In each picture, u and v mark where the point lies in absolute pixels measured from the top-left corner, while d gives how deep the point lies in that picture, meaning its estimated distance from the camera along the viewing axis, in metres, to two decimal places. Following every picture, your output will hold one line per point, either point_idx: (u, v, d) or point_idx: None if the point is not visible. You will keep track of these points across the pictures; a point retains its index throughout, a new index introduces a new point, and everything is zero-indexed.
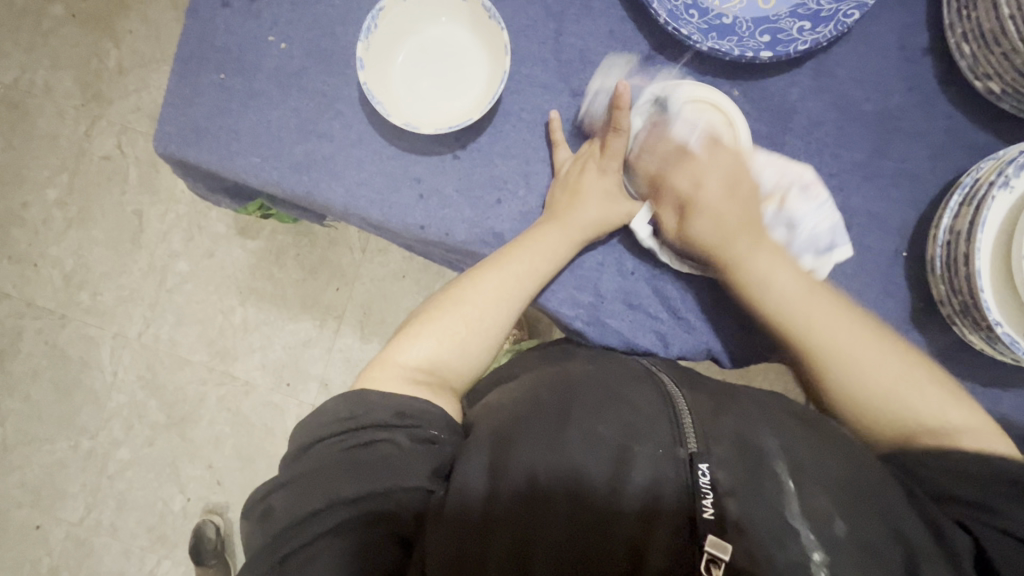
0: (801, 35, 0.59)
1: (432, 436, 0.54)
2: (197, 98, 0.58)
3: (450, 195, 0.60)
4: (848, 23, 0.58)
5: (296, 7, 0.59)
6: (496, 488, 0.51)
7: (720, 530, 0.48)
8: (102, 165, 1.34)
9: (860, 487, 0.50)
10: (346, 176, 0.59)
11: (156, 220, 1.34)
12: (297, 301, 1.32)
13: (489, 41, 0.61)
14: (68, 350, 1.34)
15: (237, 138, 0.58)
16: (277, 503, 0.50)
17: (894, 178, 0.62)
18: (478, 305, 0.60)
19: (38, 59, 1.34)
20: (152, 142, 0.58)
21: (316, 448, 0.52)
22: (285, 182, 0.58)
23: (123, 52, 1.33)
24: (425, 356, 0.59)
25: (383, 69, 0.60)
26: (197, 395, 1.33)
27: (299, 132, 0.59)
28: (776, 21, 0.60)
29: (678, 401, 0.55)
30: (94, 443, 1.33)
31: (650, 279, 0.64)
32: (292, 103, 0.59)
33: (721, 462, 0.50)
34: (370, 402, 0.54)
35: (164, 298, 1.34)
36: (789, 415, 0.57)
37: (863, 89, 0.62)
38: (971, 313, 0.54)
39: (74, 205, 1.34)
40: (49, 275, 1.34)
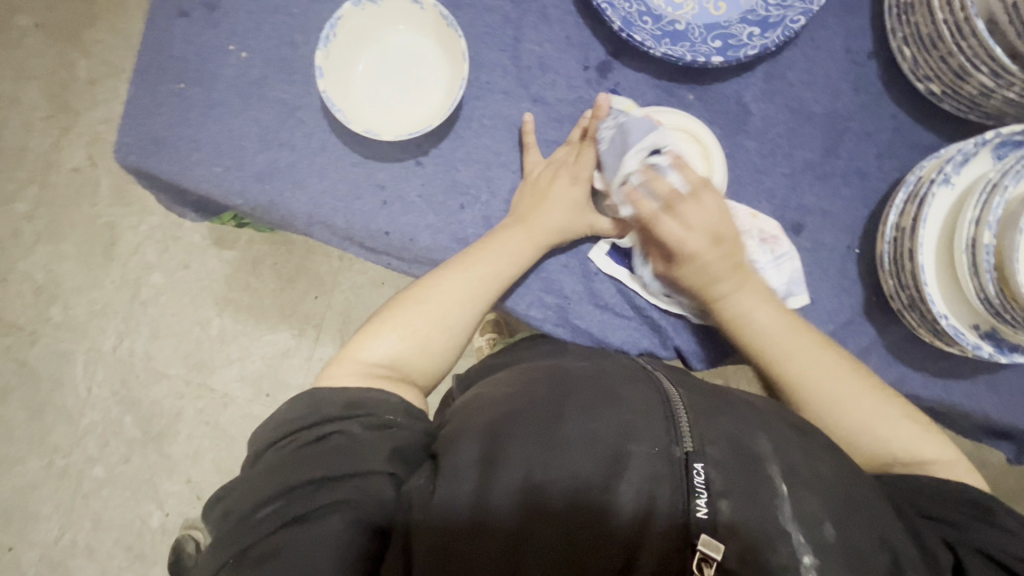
0: (750, 40, 0.60)
1: (387, 420, 0.54)
2: (157, 109, 0.58)
3: (414, 202, 0.61)
4: (795, 28, 0.60)
5: (255, 17, 0.59)
6: (487, 490, 0.50)
7: (711, 529, 0.48)
8: (72, 177, 1.32)
9: (843, 492, 0.50)
10: (309, 185, 0.59)
11: (128, 232, 1.32)
12: (275, 311, 1.31)
13: (448, 48, 0.62)
14: (39, 367, 1.31)
15: (198, 149, 0.58)
16: (236, 494, 0.50)
17: (845, 177, 0.63)
18: (441, 305, 0.61)
19: (3, 71, 1.32)
20: (112, 153, 0.57)
21: (273, 449, 0.53)
22: (249, 192, 0.58)
23: (92, 62, 1.31)
24: (388, 353, 0.60)
25: (343, 77, 0.61)
26: (174, 408, 1.31)
27: (261, 141, 0.59)
28: (727, 27, 0.62)
29: (675, 401, 0.55)
30: (68, 461, 1.30)
31: (614, 280, 0.65)
32: (253, 112, 0.59)
33: (715, 463, 0.50)
34: (322, 399, 0.55)
35: (138, 311, 1.32)
36: (782, 420, 0.57)
37: (813, 92, 0.63)
38: (919, 307, 0.56)
39: (44, 219, 1.32)
40: (19, 290, 1.31)
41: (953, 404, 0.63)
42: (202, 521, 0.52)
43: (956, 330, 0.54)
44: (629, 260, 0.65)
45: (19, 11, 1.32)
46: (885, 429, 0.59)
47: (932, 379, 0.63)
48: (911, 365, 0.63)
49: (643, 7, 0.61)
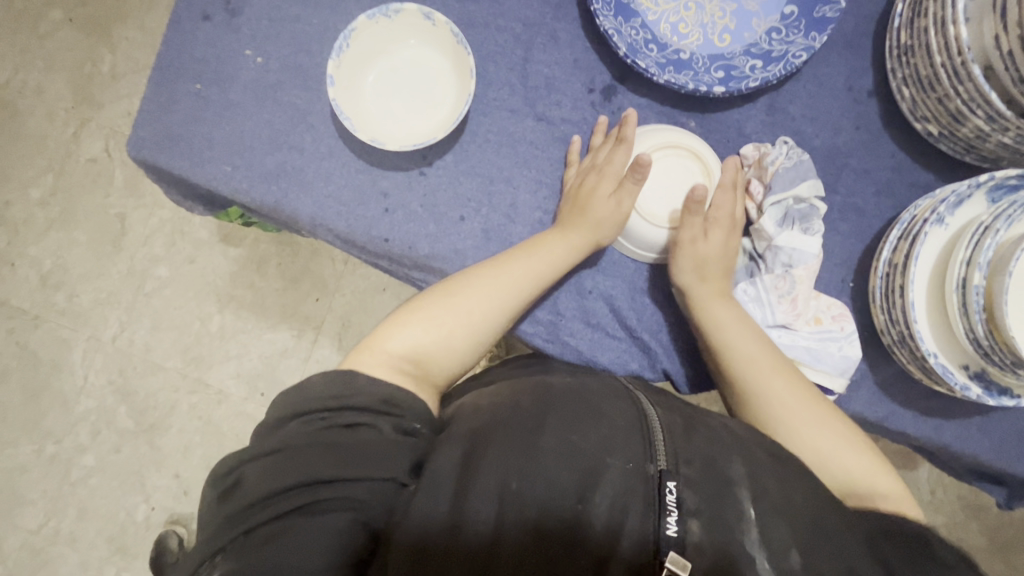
0: (752, 72, 0.61)
1: (411, 427, 0.55)
2: (174, 106, 0.59)
3: (416, 211, 0.62)
4: (796, 63, 0.60)
5: (274, 24, 0.61)
6: (466, 498, 0.50)
7: (679, 545, 0.48)
8: (89, 167, 1.34)
9: (815, 522, 0.50)
10: (315, 188, 0.60)
11: (138, 224, 1.34)
12: (276, 311, 1.32)
13: (458, 64, 0.63)
14: (39, 351, 1.32)
15: (210, 146, 0.59)
16: (248, 473, 0.50)
17: (841, 212, 0.64)
18: (472, 304, 0.60)
19: (31, 61, 1.36)
20: (126, 146, 0.59)
21: (293, 422, 0.53)
22: (255, 191, 0.60)
23: (117, 58, 1.35)
24: (416, 346, 0.59)
25: (354, 86, 0.62)
26: (168, 401, 1.31)
27: (271, 142, 0.60)
28: (730, 58, 0.63)
29: (653, 420, 0.55)
30: (59, 447, 1.31)
31: (608, 299, 0.66)
32: (266, 114, 0.60)
33: (688, 483, 0.51)
34: (357, 386, 0.54)
35: (141, 302, 1.33)
36: (765, 451, 0.55)
37: (814, 126, 0.64)
38: (908, 344, 0.56)
39: (57, 206, 1.34)
40: (26, 274, 1.33)
41: (943, 444, 0.62)
42: (206, 490, 0.53)
43: (944, 369, 0.54)
44: (623, 279, 0.66)
45: (52, 5, 1.36)
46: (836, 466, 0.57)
47: (921, 419, 0.62)
48: (900, 403, 0.62)
49: (649, 35, 0.63)
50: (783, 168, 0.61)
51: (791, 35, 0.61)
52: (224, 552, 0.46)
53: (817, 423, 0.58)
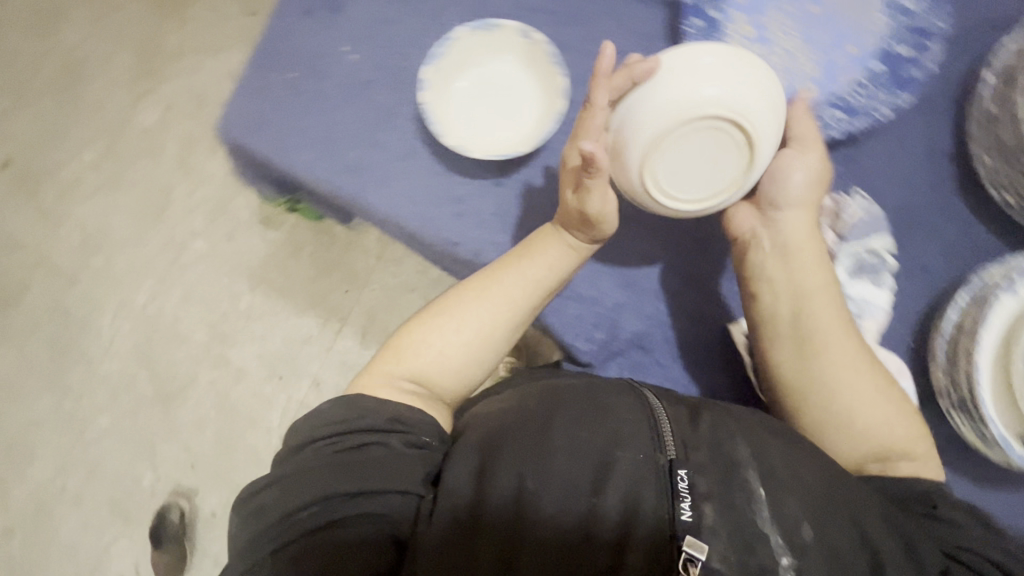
0: (835, 123, 0.63)
1: (421, 441, 0.55)
2: (267, 90, 0.61)
3: (488, 218, 0.64)
4: (880, 117, 0.62)
5: (372, 25, 0.63)
6: (484, 490, 0.51)
7: (695, 530, 0.48)
8: (143, 137, 1.38)
9: (822, 496, 0.50)
10: (393, 186, 0.62)
11: (183, 197, 1.37)
12: (304, 297, 1.33)
13: (547, 83, 0.65)
14: (71, 309, 1.35)
15: (297, 133, 0.61)
16: (268, 498, 0.50)
17: (905, 269, 0.65)
18: (470, 323, 0.60)
19: (103, 31, 1.40)
20: (216, 122, 0.61)
21: (307, 448, 0.52)
22: (335, 181, 0.61)
23: (184, 35, 1.39)
24: (416, 367, 0.59)
25: (444, 91, 0.64)
26: (188, 374, 1.33)
27: (356, 137, 0.62)
28: (814, 108, 0.63)
29: (657, 410, 0.55)
30: (77, 405, 1.33)
31: (663, 325, 0.70)
32: (354, 109, 0.62)
33: (699, 468, 0.51)
34: (361, 407, 0.54)
35: (175, 273, 1.35)
36: (769, 430, 0.56)
37: (887, 183, 0.66)
38: (968, 409, 0.56)
39: (107, 171, 1.38)
40: (69, 233, 1.37)
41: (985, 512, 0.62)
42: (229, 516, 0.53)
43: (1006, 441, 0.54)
44: (678, 307, 0.71)
45: None
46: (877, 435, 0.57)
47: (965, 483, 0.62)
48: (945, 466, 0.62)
49: None
50: (857, 221, 0.64)
51: (873, 91, 0.63)
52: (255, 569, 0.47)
53: (869, 397, 0.58)
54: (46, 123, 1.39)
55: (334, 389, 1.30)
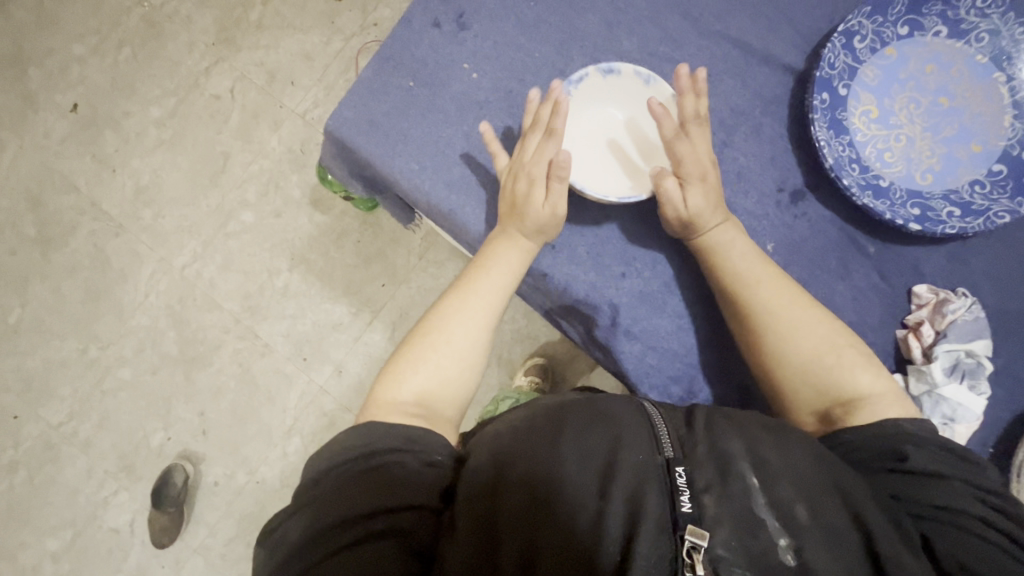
0: (950, 219, 0.62)
1: (433, 459, 0.54)
2: (384, 95, 0.64)
3: (582, 255, 0.68)
4: (997, 223, 0.61)
5: (499, 48, 0.66)
6: (497, 480, 0.51)
7: (697, 520, 0.48)
8: (210, 102, 1.40)
9: (814, 485, 0.50)
10: (491, 207, 0.65)
11: (238, 167, 1.38)
12: (340, 284, 1.34)
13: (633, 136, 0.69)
14: (112, 257, 1.36)
15: (405, 142, 0.64)
16: (291, 528, 0.49)
17: (995, 373, 0.65)
18: (457, 334, 0.61)
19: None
20: (328, 117, 0.64)
21: (330, 475, 0.52)
22: (435, 195, 0.64)
23: (267, 10, 1.41)
24: (417, 389, 0.59)
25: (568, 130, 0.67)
26: (215, 340, 1.33)
27: (462, 155, 0.65)
28: (928, 199, 0.64)
29: (651, 411, 0.56)
30: (101, 353, 1.33)
31: (739, 391, 0.68)
32: (465, 128, 0.65)
33: (694, 464, 0.51)
34: (375, 431, 0.54)
35: (218, 239, 1.36)
36: (762, 426, 0.55)
37: (990, 286, 0.66)
38: None
39: (170, 129, 1.40)
40: (122, 184, 1.39)
41: None
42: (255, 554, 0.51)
43: None
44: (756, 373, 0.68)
45: None
46: (828, 360, 0.59)
47: None
48: None
49: (854, 156, 0.64)
50: (960, 319, 0.63)
51: (993, 194, 0.63)
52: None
53: (809, 323, 0.61)
54: (120, 74, 1.42)
55: (356, 380, 1.30)
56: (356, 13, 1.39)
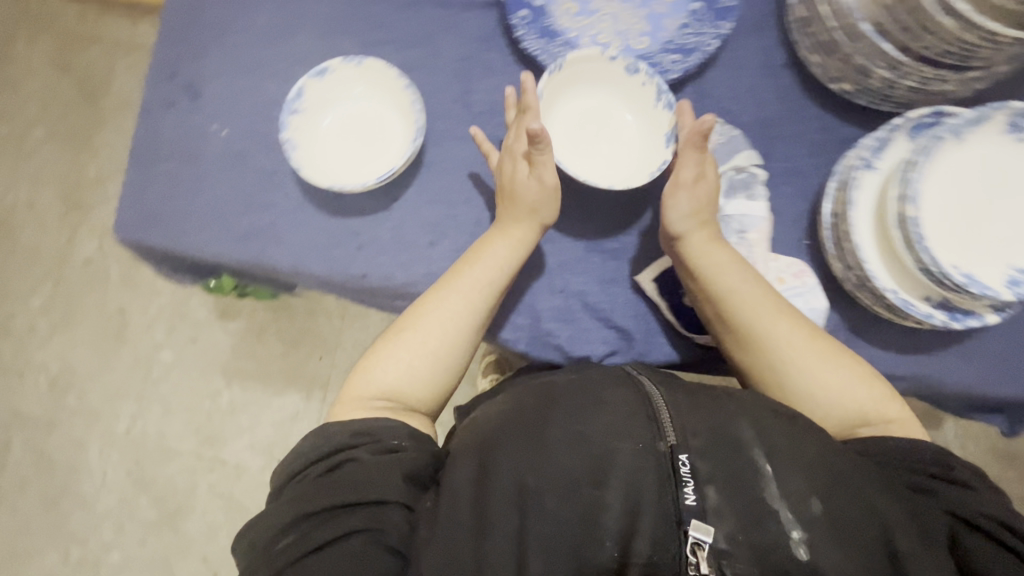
0: (671, 65, 0.51)
1: (394, 445, 0.45)
2: (150, 188, 0.53)
3: (386, 245, 0.52)
4: (709, 52, 0.50)
5: (235, 97, 0.54)
6: (486, 497, 0.42)
7: (701, 512, 0.40)
8: (84, 270, 1.20)
9: (827, 468, 0.41)
10: (290, 237, 0.52)
11: (138, 315, 1.18)
12: (155, 400, 1.16)
13: (314, 165, 0.51)
14: (56, 457, 1.15)
15: (190, 217, 0.53)
16: (259, 521, 0.42)
17: (784, 176, 0.51)
18: (432, 335, 0.49)
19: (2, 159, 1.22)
20: (112, 230, 0.54)
21: (290, 483, 0.45)
22: (237, 253, 0.52)
23: (100, 163, 1.21)
24: (381, 383, 0.48)
25: (342, 140, 0.53)
26: (186, 485, 1.12)
27: (245, 204, 0.53)
28: (651, 57, 0.52)
29: (655, 397, 0.46)
30: (85, 551, 1.12)
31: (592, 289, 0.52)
32: (234, 180, 0.53)
33: (700, 452, 0.42)
34: (330, 435, 0.46)
35: (150, 389, 1.16)
36: (769, 407, 0.46)
37: (741, 103, 0.52)
38: (868, 287, 0.45)
39: (59, 372, 1.17)
40: (34, 381, 1.17)
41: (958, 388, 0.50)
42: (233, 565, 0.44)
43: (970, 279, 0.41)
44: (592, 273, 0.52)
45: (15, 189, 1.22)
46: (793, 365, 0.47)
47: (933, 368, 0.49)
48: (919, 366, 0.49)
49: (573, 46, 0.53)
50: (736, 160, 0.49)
51: (701, 23, 0.51)
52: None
53: (796, 331, 0.47)
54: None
55: None
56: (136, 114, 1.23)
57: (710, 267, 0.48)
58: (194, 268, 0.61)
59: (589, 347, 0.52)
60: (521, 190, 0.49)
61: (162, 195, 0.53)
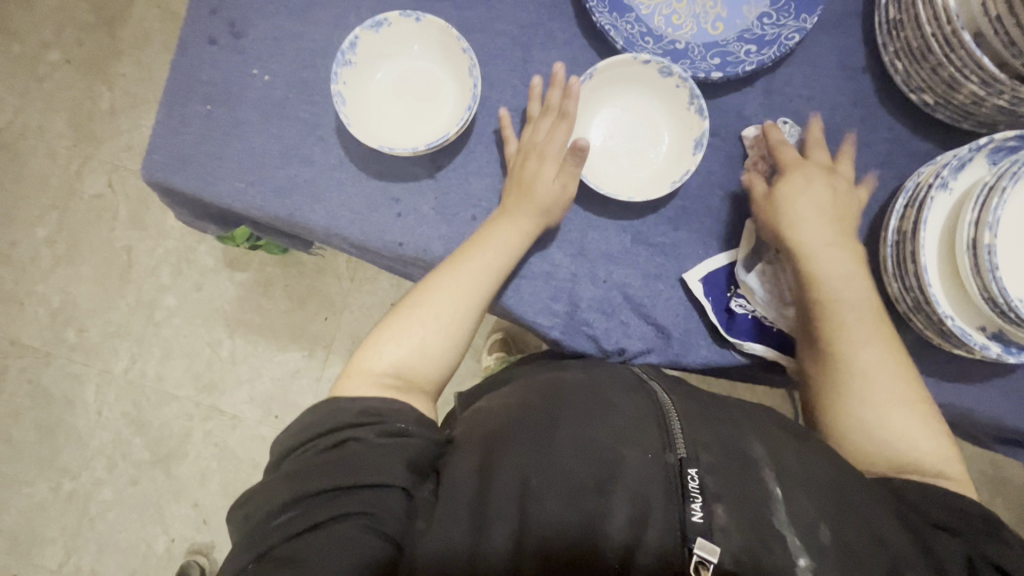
0: (747, 56, 0.48)
1: (398, 429, 0.42)
2: (184, 129, 0.50)
3: (427, 215, 0.50)
4: (790, 45, 0.48)
5: (280, 41, 0.51)
6: (485, 499, 0.40)
7: (707, 531, 0.37)
8: (92, 205, 1.16)
9: (839, 495, 0.39)
10: (327, 198, 0.50)
11: (144, 256, 1.16)
12: (158, 343, 1.14)
13: (364, 125, 0.50)
14: (51, 388, 1.14)
15: (222, 165, 0.50)
16: (258, 492, 0.40)
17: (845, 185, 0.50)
18: (445, 311, 0.47)
19: (13, 81, 1.18)
20: (139, 169, 0.50)
21: (288, 458, 0.42)
22: (269, 208, 0.50)
23: (116, 94, 1.17)
24: (391, 359, 0.46)
25: (395, 99, 0.51)
26: (182, 430, 1.12)
27: (282, 157, 0.50)
28: (725, 45, 0.49)
29: (668, 407, 0.44)
30: (76, 484, 1.11)
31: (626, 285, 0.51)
32: (276, 130, 0.51)
33: (710, 467, 0.40)
34: (338, 408, 0.43)
35: (152, 331, 1.14)
36: (777, 424, 0.45)
37: (811, 104, 0.50)
38: (925, 309, 0.44)
39: (58, 300, 1.15)
40: (35, 312, 1.15)
41: (994, 421, 0.49)
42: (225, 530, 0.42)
43: None
44: (637, 266, 0.51)
45: (24, 111, 1.17)
46: (869, 361, 0.45)
47: (974, 399, 0.48)
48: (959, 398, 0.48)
49: (643, 25, 0.50)
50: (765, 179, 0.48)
51: (782, 17, 0.49)
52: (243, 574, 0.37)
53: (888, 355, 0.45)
54: None
55: None
56: (159, 47, 1.17)
57: (823, 264, 0.45)
58: (219, 215, 0.59)
59: (626, 341, 0.51)
60: (541, 185, 0.47)
61: (197, 138, 0.50)
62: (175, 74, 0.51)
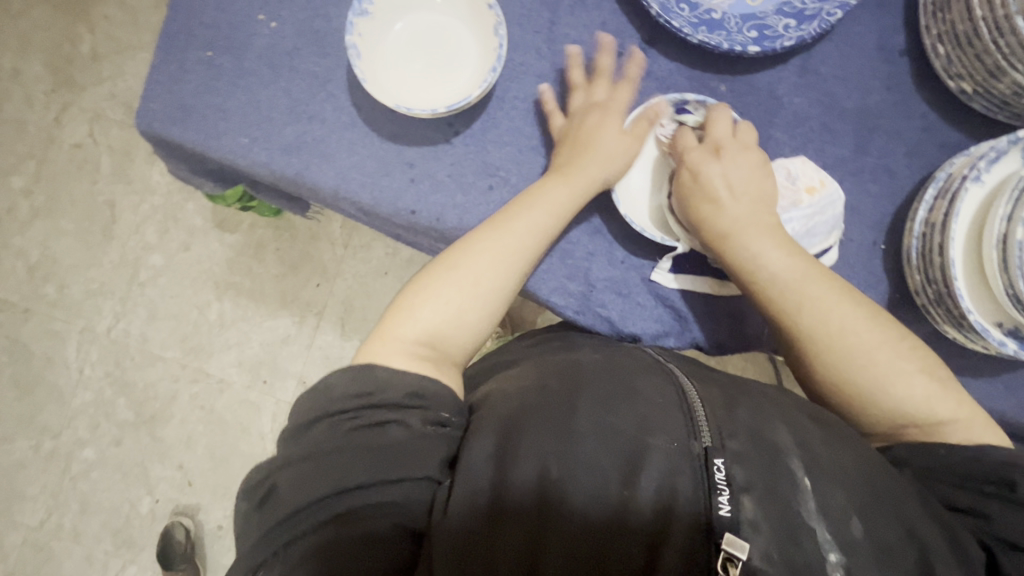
0: (787, 31, 0.47)
1: (442, 419, 0.41)
2: (184, 76, 0.47)
3: (444, 182, 0.48)
4: (831, 22, 0.46)
5: None
6: (505, 484, 0.39)
7: (735, 524, 0.37)
8: (72, 155, 1.10)
9: (869, 487, 0.39)
10: (337, 159, 0.47)
11: (128, 212, 1.11)
12: (143, 302, 1.11)
13: (380, 81, 0.46)
14: (31, 345, 1.10)
15: (225, 117, 0.47)
16: (284, 482, 0.37)
17: (873, 172, 0.48)
18: (483, 271, 0.45)
19: None
20: (134, 120, 0.47)
21: (319, 426, 0.39)
22: (275, 167, 0.47)
23: (98, 37, 1.10)
24: (423, 325, 0.44)
25: (414, 53, 0.48)
26: (167, 393, 1.10)
27: (290, 112, 0.47)
28: (764, 18, 0.47)
29: (691, 394, 0.43)
30: (57, 443, 1.09)
31: (643, 267, 0.50)
32: (285, 83, 0.47)
33: (736, 456, 0.39)
34: (378, 378, 0.41)
35: (137, 291, 1.11)
36: (795, 407, 0.44)
37: (846, 87, 0.48)
38: (946, 304, 0.44)
39: (37, 254, 1.10)
40: (12, 265, 1.10)
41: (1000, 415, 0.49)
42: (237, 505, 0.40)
43: None
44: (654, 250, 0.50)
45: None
46: (900, 387, 0.43)
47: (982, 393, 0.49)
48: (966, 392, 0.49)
49: None
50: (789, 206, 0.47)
51: None
52: (271, 561, 0.36)
53: (871, 342, 0.44)
54: None
55: None
56: None
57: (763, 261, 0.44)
58: (218, 172, 0.56)
59: (641, 324, 0.50)
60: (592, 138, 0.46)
61: (199, 87, 0.47)
62: (175, 14, 0.47)
